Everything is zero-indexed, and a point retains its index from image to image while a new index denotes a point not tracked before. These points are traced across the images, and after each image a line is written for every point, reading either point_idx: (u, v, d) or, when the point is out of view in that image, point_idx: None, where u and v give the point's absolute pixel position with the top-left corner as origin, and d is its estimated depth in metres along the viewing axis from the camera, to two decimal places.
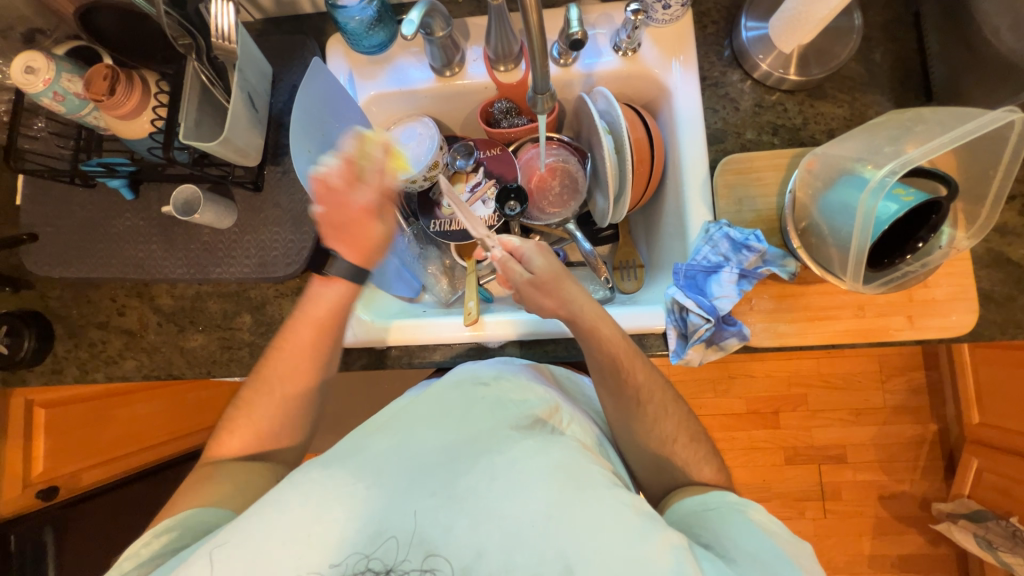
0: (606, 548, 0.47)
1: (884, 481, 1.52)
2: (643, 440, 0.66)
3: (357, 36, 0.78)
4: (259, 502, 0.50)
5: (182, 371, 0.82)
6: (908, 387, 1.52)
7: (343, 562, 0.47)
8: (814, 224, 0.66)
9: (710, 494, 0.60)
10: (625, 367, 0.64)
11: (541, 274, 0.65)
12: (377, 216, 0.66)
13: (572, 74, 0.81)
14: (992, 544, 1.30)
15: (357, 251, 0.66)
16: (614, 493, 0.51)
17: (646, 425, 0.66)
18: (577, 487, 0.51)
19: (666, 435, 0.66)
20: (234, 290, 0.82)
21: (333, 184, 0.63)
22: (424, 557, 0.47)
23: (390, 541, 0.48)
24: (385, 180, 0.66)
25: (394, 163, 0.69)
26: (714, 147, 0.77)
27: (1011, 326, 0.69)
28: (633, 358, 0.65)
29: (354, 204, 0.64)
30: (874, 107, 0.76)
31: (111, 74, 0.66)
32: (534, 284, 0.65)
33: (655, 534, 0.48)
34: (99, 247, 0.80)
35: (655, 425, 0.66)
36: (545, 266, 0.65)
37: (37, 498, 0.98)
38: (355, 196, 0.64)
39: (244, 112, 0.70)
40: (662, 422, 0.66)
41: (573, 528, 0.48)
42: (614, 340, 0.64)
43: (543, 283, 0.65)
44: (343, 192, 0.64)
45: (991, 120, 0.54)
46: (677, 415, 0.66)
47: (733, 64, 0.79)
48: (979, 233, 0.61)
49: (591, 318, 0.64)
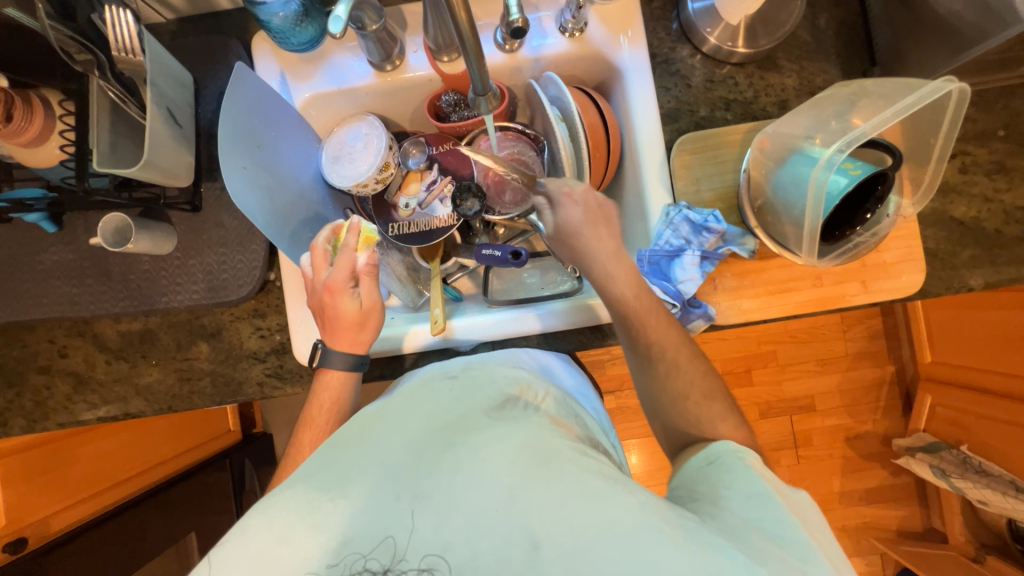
0: (574, 516, 0.45)
1: (849, 424, 1.62)
2: (656, 385, 0.63)
3: (283, 33, 0.72)
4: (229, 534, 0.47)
5: (141, 409, 0.78)
6: (867, 334, 1.60)
7: (340, 562, 0.45)
8: (768, 203, 0.66)
9: (714, 445, 0.56)
10: (634, 323, 0.63)
11: (559, 229, 0.67)
12: (348, 288, 0.66)
13: (519, 59, 0.77)
14: (945, 472, 1.38)
15: (339, 333, 0.67)
16: (578, 462, 0.50)
17: (657, 382, 0.63)
18: (542, 463, 0.49)
19: (680, 381, 0.62)
20: (185, 318, 0.78)
21: (306, 277, 0.69)
22: (422, 557, 0.45)
23: (385, 541, 0.45)
24: (359, 258, 0.66)
25: (365, 238, 0.69)
26: (669, 126, 0.76)
27: (955, 281, 0.73)
28: (643, 317, 0.63)
29: (321, 284, 0.66)
30: (822, 75, 0.76)
31: (4, 98, 0.60)
32: (558, 237, 0.68)
33: (620, 494, 0.47)
34: (25, 286, 0.74)
35: (668, 382, 0.63)
36: (568, 222, 0.66)
37: (5, 552, 0.87)
38: (325, 276, 0.67)
39: (165, 128, 0.64)
40: (676, 373, 0.62)
41: (539, 503, 0.46)
42: (625, 298, 0.63)
43: (560, 233, 0.67)
44: (317, 276, 0.68)
45: (929, 92, 0.54)
46: (691, 374, 0.62)
47: (682, 39, 0.77)
48: (923, 199, 0.63)
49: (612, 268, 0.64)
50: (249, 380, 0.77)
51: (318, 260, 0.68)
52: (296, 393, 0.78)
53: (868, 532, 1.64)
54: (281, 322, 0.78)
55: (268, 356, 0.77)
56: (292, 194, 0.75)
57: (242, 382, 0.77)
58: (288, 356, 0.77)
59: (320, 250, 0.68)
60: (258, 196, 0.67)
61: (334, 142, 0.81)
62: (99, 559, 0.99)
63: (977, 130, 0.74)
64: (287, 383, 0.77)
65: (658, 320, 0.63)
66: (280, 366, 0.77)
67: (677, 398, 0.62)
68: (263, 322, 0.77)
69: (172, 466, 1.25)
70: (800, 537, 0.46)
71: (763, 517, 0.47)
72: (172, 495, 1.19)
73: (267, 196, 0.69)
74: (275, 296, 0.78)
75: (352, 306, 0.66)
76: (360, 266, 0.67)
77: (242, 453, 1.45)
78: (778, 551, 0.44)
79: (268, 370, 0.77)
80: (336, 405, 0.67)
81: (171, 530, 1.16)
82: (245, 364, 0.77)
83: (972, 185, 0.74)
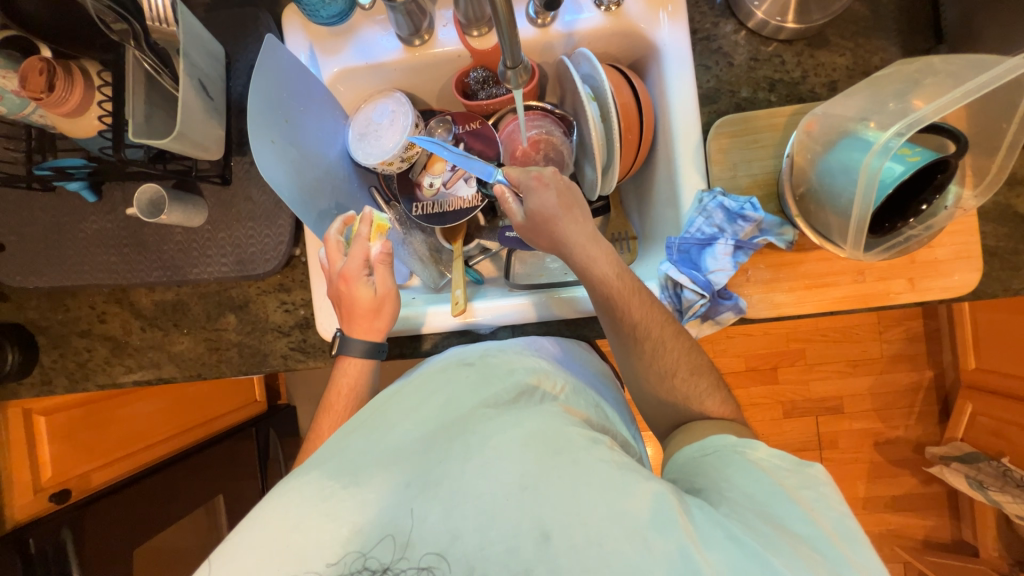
0: (583, 508, 0.45)
1: (879, 428, 1.55)
2: (641, 362, 0.63)
3: (313, 6, 0.71)
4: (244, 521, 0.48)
5: (172, 375, 0.81)
6: (906, 336, 1.52)
7: (341, 560, 0.45)
8: (811, 190, 0.62)
9: (711, 437, 0.55)
10: (616, 305, 0.61)
11: (533, 218, 0.63)
12: (362, 277, 0.67)
13: (551, 35, 0.74)
14: (983, 484, 1.33)
15: (355, 318, 0.68)
16: (591, 453, 0.49)
17: (643, 362, 0.63)
18: (553, 453, 0.49)
19: (667, 358, 0.62)
20: (214, 289, 0.80)
21: (323, 267, 0.70)
22: (423, 557, 0.45)
23: (385, 540, 0.45)
24: (372, 248, 0.67)
25: (377, 226, 0.69)
26: (706, 108, 0.73)
27: (1015, 281, 0.67)
28: (625, 298, 0.61)
29: (336, 274, 0.67)
30: (879, 54, 0.70)
31: (47, 68, 0.61)
32: (530, 227, 0.64)
33: (634, 484, 0.46)
34: (67, 253, 0.77)
35: (654, 360, 0.62)
36: (541, 208, 0.62)
37: (50, 501, 0.95)
38: (340, 265, 0.68)
39: (198, 101, 0.65)
40: (662, 349, 0.62)
41: (549, 494, 0.46)
42: (608, 278, 0.61)
43: (535, 221, 0.63)
44: (332, 266, 0.68)
45: (1006, 70, 0.49)
46: (674, 347, 0.62)
47: (725, 14, 0.73)
48: (986, 191, 0.57)
49: (589, 250, 0.61)
50: (274, 353, 0.79)
51: (333, 251, 0.69)
52: (319, 367, 0.79)
53: (892, 541, 1.58)
54: (306, 298, 0.79)
55: (292, 330, 0.79)
56: (318, 170, 0.75)
57: (267, 354, 0.79)
58: (312, 330, 0.78)
59: (333, 242, 0.69)
60: (285, 171, 0.67)
61: (361, 118, 0.81)
62: (135, 514, 1.06)
63: None
64: (310, 357, 0.78)
65: (641, 302, 0.61)
66: (304, 340, 0.78)
67: (663, 375, 0.62)
68: (288, 297, 0.79)
69: (203, 431, 1.30)
70: (809, 520, 0.44)
71: (769, 505, 0.45)
72: (202, 459, 1.24)
73: (294, 172, 0.69)
74: (300, 271, 0.79)
75: (366, 295, 0.67)
76: (374, 256, 0.68)
77: (267, 423, 1.51)
78: (786, 536, 0.42)
79: (292, 344, 0.79)
80: (356, 391, 0.68)
81: (201, 492, 1.22)
82: (270, 337, 0.79)
83: None
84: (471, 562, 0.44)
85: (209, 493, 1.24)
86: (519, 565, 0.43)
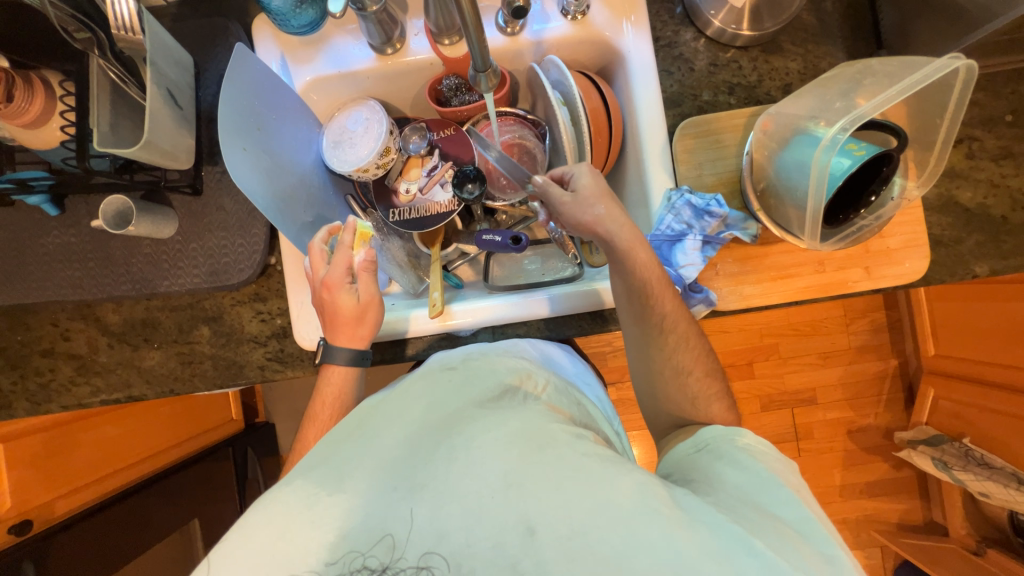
0: (568, 499, 0.45)
1: (851, 417, 1.61)
2: (663, 359, 0.65)
3: (283, 15, 0.71)
4: (226, 539, 0.47)
5: (142, 392, 0.78)
6: (870, 327, 1.59)
7: (339, 560, 0.44)
8: (771, 185, 0.65)
9: (702, 432, 0.60)
10: (654, 295, 0.62)
11: (584, 193, 0.63)
12: (345, 284, 0.66)
13: (520, 43, 0.76)
14: (947, 465, 1.39)
15: (340, 326, 0.67)
16: (573, 447, 0.50)
17: (670, 384, 0.65)
18: (536, 449, 0.49)
19: (693, 385, 0.64)
20: (186, 302, 0.78)
21: (306, 275, 0.70)
22: (421, 555, 0.45)
23: (384, 540, 0.45)
24: (355, 256, 0.68)
25: (362, 234, 0.70)
26: (671, 111, 0.76)
27: (959, 267, 0.72)
28: (660, 295, 0.62)
29: (320, 282, 0.67)
30: (827, 59, 0.75)
31: (6, 78, 0.59)
32: (575, 202, 0.63)
33: (617, 475, 0.47)
34: (27, 269, 0.74)
35: (676, 371, 0.65)
36: (591, 185, 0.64)
37: (10, 534, 0.88)
38: (323, 273, 0.68)
39: (166, 110, 0.64)
40: (684, 347, 0.64)
41: (535, 489, 0.46)
42: (649, 266, 0.61)
43: (585, 200, 0.63)
44: (315, 273, 0.69)
45: (936, 70, 0.53)
46: (697, 348, 0.65)
47: (685, 22, 0.77)
48: (928, 181, 0.62)
49: (631, 237, 0.62)
50: (251, 364, 0.77)
51: (317, 259, 0.69)
52: (298, 376, 0.78)
53: (869, 526, 1.63)
54: (282, 307, 0.78)
55: (269, 340, 0.77)
56: (292, 178, 0.75)
57: (243, 366, 0.77)
58: (289, 340, 0.77)
59: (317, 250, 0.69)
60: (259, 177, 0.67)
61: (335, 126, 0.81)
62: (103, 542, 1.00)
63: (985, 116, 0.73)
64: (288, 366, 0.77)
65: (676, 314, 0.64)
66: (281, 350, 0.77)
67: (680, 372, 0.65)
68: (264, 306, 0.78)
69: (174, 453, 1.24)
70: (793, 504, 0.48)
71: (756, 493, 0.49)
72: (174, 482, 1.19)
73: (267, 178, 0.69)
74: (276, 281, 0.78)
75: (351, 302, 0.67)
76: (358, 263, 0.68)
77: (243, 441, 1.46)
78: (773, 522, 0.45)
79: (269, 354, 0.77)
80: (339, 401, 0.68)
81: (175, 515, 1.17)
82: (246, 348, 0.78)
83: (978, 170, 0.73)
84: (459, 560, 0.44)
85: (183, 516, 1.19)
86: (505, 561, 0.43)
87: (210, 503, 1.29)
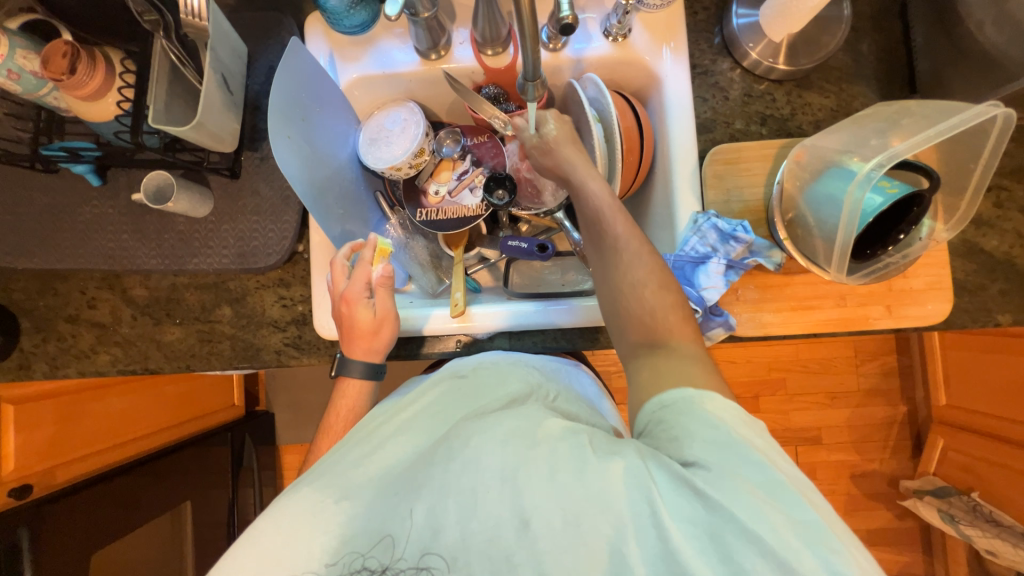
0: (561, 492, 0.45)
1: (856, 461, 1.58)
2: (614, 273, 0.55)
3: (337, 15, 0.74)
4: (237, 545, 0.47)
5: (159, 366, 0.79)
6: (881, 370, 1.57)
7: (339, 561, 0.45)
8: (800, 216, 0.66)
9: (667, 388, 0.47)
10: (605, 217, 0.58)
11: (547, 137, 0.66)
12: (363, 299, 0.68)
13: (561, 59, 0.79)
14: (954, 518, 1.35)
15: (358, 340, 0.69)
16: (569, 441, 0.48)
17: (625, 299, 0.54)
18: (530, 443, 0.49)
19: (649, 297, 0.53)
20: (212, 281, 0.79)
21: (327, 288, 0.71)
22: (419, 556, 0.45)
23: (385, 540, 0.46)
24: (374, 271, 0.69)
25: (380, 250, 0.72)
26: (703, 136, 0.77)
27: (982, 314, 0.72)
28: (613, 215, 0.58)
29: (339, 295, 0.69)
30: (860, 98, 0.76)
31: (71, 52, 0.61)
32: (541, 147, 0.66)
33: (606, 463, 0.45)
34: (63, 235, 0.76)
35: (633, 288, 0.54)
36: (556, 129, 0.66)
37: (9, 496, 0.88)
38: (342, 288, 0.69)
39: (218, 95, 0.67)
40: (638, 260, 0.55)
41: (528, 484, 0.46)
42: (601, 196, 0.60)
43: (545, 145, 0.66)
44: (335, 287, 0.70)
45: (975, 115, 0.55)
46: (652, 261, 0.55)
47: (723, 52, 0.79)
48: (958, 225, 0.62)
49: (584, 172, 0.62)
50: (268, 348, 0.78)
51: (335, 273, 0.70)
52: (313, 364, 0.79)
53: None
54: (304, 294, 0.79)
55: (288, 325, 0.78)
56: (329, 170, 0.77)
57: (259, 350, 0.78)
58: (309, 327, 0.78)
59: (338, 265, 0.70)
60: (299, 165, 0.69)
61: (373, 124, 0.83)
62: (98, 515, 1.00)
63: (1014, 166, 0.74)
64: (304, 354, 0.78)
65: (628, 228, 0.57)
66: (299, 336, 0.78)
67: (635, 285, 0.54)
68: (287, 292, 0.79)
69: (173, 434, 1.25)
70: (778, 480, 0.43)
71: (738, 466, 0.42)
72: (172, 462, 1.19)
73: (306, 167, 0.71)
74: (301, 268, 0.79)
75: (369, 316, 0.68)
76: (376, 279, 0.70)
77: (243, 427, 1.47)
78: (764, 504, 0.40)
79: (287, 340, 0.78)
80: (352, 415, 0.69)
81: (167, 495, 1.16)
82: (265, 331, 0.79)
83: (1006, 219, 0.73)
84: (459, 558, 0.45)
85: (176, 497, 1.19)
86: (501, 557, 0.44)
87: (204, 486, 1.29)
